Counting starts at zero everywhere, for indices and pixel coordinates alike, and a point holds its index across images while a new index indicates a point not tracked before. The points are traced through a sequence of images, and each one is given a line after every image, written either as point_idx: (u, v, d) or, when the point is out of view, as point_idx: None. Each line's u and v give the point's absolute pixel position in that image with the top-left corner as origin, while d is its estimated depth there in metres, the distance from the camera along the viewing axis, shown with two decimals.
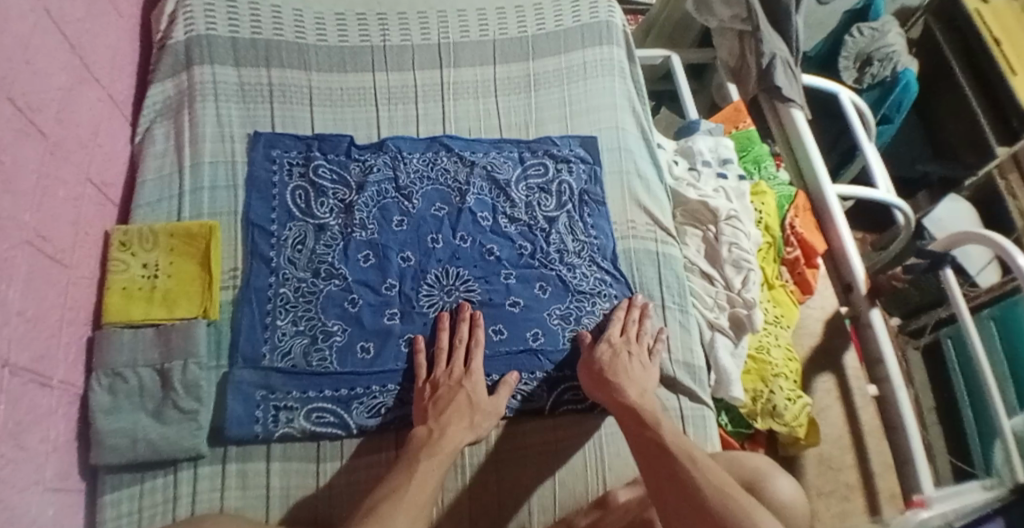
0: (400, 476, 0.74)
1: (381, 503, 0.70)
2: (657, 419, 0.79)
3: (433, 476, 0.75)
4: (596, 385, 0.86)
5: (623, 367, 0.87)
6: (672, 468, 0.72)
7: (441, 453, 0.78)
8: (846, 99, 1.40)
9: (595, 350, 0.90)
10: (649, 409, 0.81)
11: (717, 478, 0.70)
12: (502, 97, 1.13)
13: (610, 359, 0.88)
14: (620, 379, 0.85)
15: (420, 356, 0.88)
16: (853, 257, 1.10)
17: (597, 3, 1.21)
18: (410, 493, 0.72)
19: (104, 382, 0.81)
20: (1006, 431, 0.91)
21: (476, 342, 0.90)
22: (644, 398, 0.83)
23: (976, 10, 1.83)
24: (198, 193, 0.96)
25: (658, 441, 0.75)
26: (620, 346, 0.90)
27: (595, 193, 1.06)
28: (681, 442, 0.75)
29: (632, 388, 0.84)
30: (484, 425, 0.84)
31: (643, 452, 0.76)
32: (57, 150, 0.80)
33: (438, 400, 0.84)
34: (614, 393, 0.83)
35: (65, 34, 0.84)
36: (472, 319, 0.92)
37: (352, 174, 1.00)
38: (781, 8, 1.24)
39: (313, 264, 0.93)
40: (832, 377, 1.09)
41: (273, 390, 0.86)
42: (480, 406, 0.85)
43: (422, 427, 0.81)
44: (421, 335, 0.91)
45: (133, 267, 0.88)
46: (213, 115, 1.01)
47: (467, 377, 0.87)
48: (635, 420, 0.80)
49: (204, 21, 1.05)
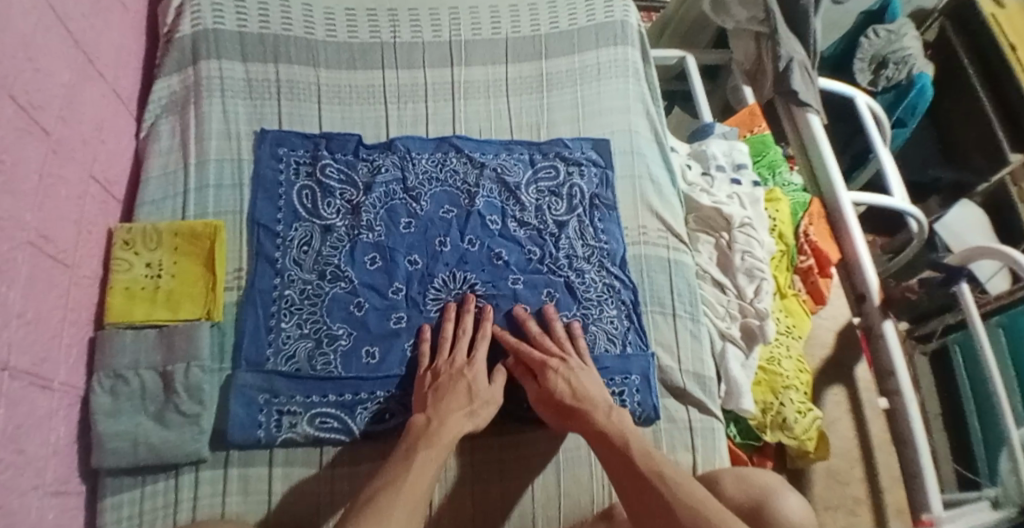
0: (397, 467, 0.73)
1: (379, 493, 0.69)
2: (626, 437, 0.78)
3: (431, 466, 0.74)
4: (564, 416, 0.83)
5: (582, 389, 0.84)
6: (646, 490, 0.72)
7: (438, 443, 0.76)
8: (861, 103, 1.37)
9: (543, 383, 0.85)
10: (617, 427, 0.79)
11: (692, 496, 0.70)
12: (513, 97, 1.10)
13: (567, 386, 0.84)
14: (584, 404, 0.82)
15: (426, 343, 0.88)
16: (868, 266, 1.07)
17: (612, 2, 1.19)
18: (408, 483, 0.71)
19: (105, 384, 0.80)
20: (1014, 438, 0.89)
21: (482, 333, 0.90)
22: (612, 417, 0.80)
23: (991, 16, 1.78)
24: (203, 191, 0.94)
25: (627, 461, 0.75)
26: (565, 369, 0.85)
27: (606, 197, 1.04)
28: (650, 460, 0.74)
29: (598, 410, 0.81)
30: (484, 414, 0.83)
31: (616, 473, 0.75)
32: (59, 147, 0.78)
33: (437, 389, 0.83)
34: (585, 420, 0.81)
35: (68, 30, 0.82)
36: (482, 312, 0.92)
37: (359, 174, 0.99)
38: (799, 10, 1.21)
39: (319, 266, 0.92)
40: (842, 389, 1.07)
41: (276, 394, 0.85)
42: (479, 393, 0.84)
43: (421, 416, 0.80)
44: (427, 324, 0.91)
45: (137, 266, 0.87)
46: (219, 112, 0.99)
47: (468, 366, 0.86)
48: (604, 444, 0.78)
49: (210, 15, 1.03)
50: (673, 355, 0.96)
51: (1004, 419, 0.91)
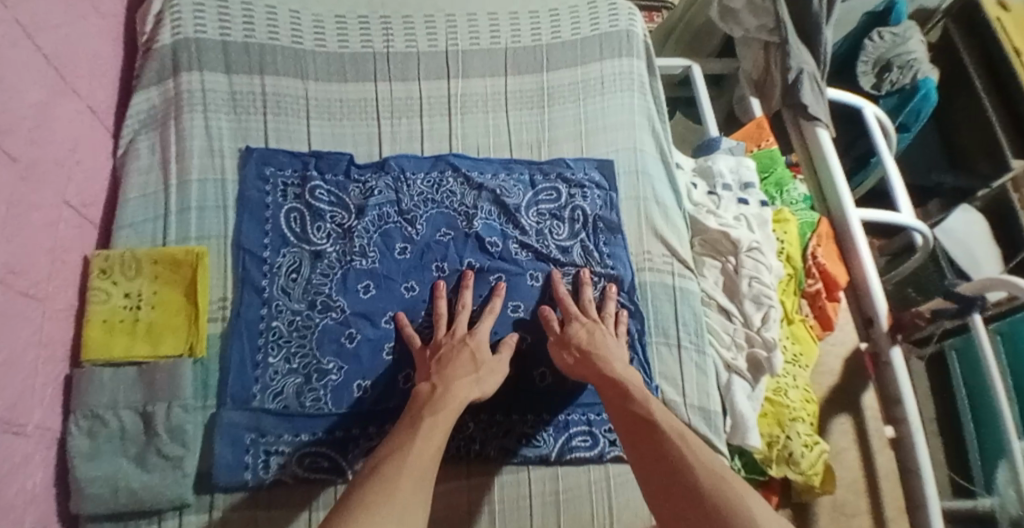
0: (404, 433, 0.71)
1: (384, 463, 0.66)
2: (644, 394, 0.78)
3: (439, 431, 0.72)
4: (578, 361, 0.84)
5: (601, 341, 0.86)
6: (663, 448, 0.70)
7: (446, 408, 0.74)
8: (869, 114, 1.30)
9: (566, 329, 0.87)
10: (629, 380, 0.80)
11: (712, 462, 0.67)
12: (513, 112, 1.06)
13: (587, 336, 0.86)
14: (601, 352, 0.84)
15: (407, 330, 0.86)
16: (877, 293, 1.04)
17: (618, 10, 1.13)
18: (415, 451, 0.68)
19: (83, 425, 0.75)
20: (1016, 451, 0.88)
21: (488, 308, 0.89)
22: (627, 371, 0.82)
23: (996, 18, 1.73)
24: (185, 214, 0.89)
25: (646, 418, 0.74)
26: (592, 323, 0.88)
27: (610, 219, 1.01)
28: (672, 422, 0.73)
29: (615, 361, 0.83)
30: (490, 380, 0.81)
31: (629, 429, 0.74)
32: (30, 174, 0.72)
33: (440, 359, 0.82)
34: (598, 366, 0.82)
35: (39, 44, 0.76)
36: (493, 290, 0.91)
37: (351, 196, 0.94)
38: (810, 18, 1.16)
39: (309, 295, 0.87)
40: (849, 418, 1.02)
41: (263, 433, 0.80)
42: (484, 362, 0.82)
43: (426, 383, 0.79)
44: (401, 313, 0.88)
45: (115, 296, 0.81)
46: (202, 126, 0.94)
47: (470, 336, 0.85)
48: (620, 394, 0.78)
49: (192, 23, 0.97)
50: (677, 388, 0.94)
51: (1006, 430, 0.89)
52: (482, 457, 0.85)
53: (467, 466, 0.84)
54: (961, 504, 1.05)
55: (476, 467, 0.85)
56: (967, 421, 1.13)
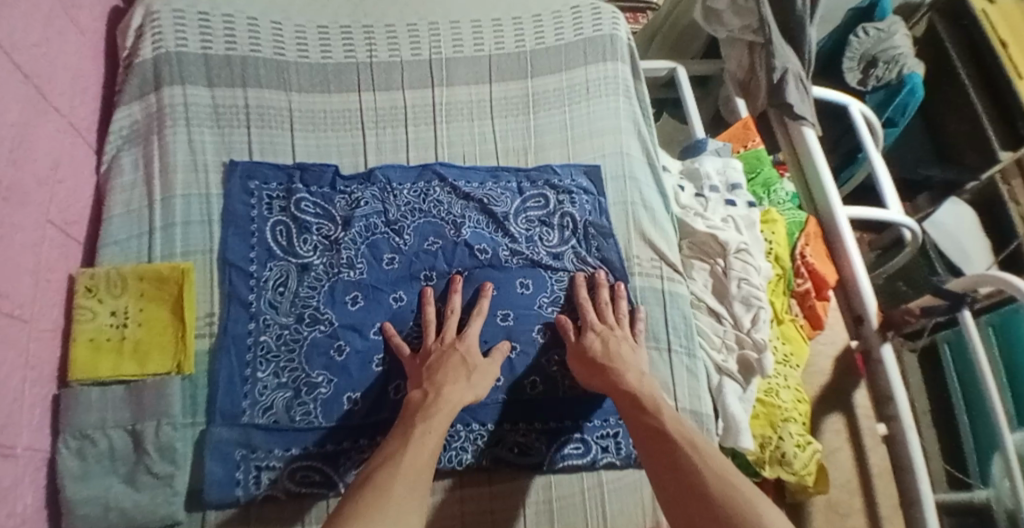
0: (398, 440, 0.72)
1: (378, 471, 0.67)
2: (658, 405, 0.78)
3: (428, 442, 0.71)
4: (591, 373, 0.84)
5: (616, 351, 0.85)
6: (676, 459, 0.70)
7: (437, 414, 0.75)
8: (855, 111, 1.27)
9: (582, 339, 0.87)
10: (643, 390, 0.80)
11: (721, 467, 0.68)
12: (498, 119, 1.06)
13: (602, 347, 0.86)
14: (614, 363, 0.83)
15: (395, 339, 0.86)
16: (867, 289, 1.04)
17: (600, 11, 1.14)
18: (407, 460, 0.68)
19: (71, 445, 0.75)
20: (1009, 447, 0.85)
21: (476, 310, 0.88)
22: (641, 381, 0.82)
23: (982, 10, 1.74)
24: (170, 230, 0.89)
25: (659, 428, 0.74)
26: (608, 333, 0.88)
27: (599, 224, 1.01)
28: (684, 429, 0.74)
29: (629, 372, 0.82)
30: (481, 384, 0.81)
31: (646, 441, 0.74)
32: (10, 193, 0.71)
33: (429, 366, 0.81)
34: (611, 378, 0.82)
35: (16, 63, 0.75)
36: (480, 290, 0.91)
37: (337, 208, 0.94)
38: (794, 17, 1.16)
39: (297, 308, 0.87)
40: (841, 417, 1.02)
41: (254, 448, 0.80)
42: (474, 365, 0.83)
43: (417, 390, 0.78)
44: (388, 322, 0.88)
45: (101, 315, 0.80)
46: (185, 140, 0.93)
47: (459, 340, 0.85)
48: (632, 404, 0.78)
49: (173, 36, 0.96)
50: (668, 392, 0.94)
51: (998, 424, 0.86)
52: (475, 467, 0.84)
53: (459, 476, 0.84)
54: (957, 495, 1.03)
55: (470, 478, 0.85)
56: (960, 414, 1.10)
